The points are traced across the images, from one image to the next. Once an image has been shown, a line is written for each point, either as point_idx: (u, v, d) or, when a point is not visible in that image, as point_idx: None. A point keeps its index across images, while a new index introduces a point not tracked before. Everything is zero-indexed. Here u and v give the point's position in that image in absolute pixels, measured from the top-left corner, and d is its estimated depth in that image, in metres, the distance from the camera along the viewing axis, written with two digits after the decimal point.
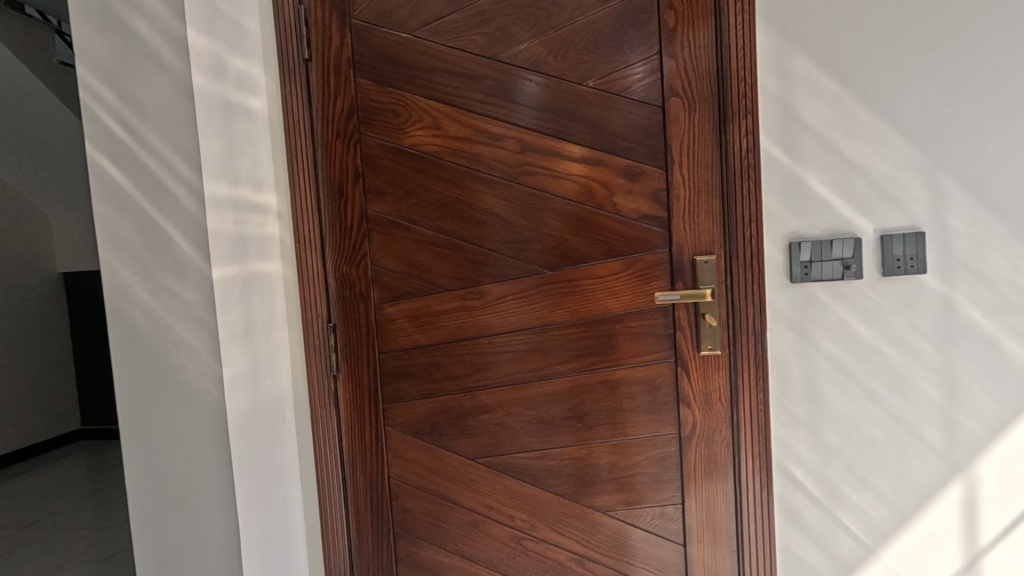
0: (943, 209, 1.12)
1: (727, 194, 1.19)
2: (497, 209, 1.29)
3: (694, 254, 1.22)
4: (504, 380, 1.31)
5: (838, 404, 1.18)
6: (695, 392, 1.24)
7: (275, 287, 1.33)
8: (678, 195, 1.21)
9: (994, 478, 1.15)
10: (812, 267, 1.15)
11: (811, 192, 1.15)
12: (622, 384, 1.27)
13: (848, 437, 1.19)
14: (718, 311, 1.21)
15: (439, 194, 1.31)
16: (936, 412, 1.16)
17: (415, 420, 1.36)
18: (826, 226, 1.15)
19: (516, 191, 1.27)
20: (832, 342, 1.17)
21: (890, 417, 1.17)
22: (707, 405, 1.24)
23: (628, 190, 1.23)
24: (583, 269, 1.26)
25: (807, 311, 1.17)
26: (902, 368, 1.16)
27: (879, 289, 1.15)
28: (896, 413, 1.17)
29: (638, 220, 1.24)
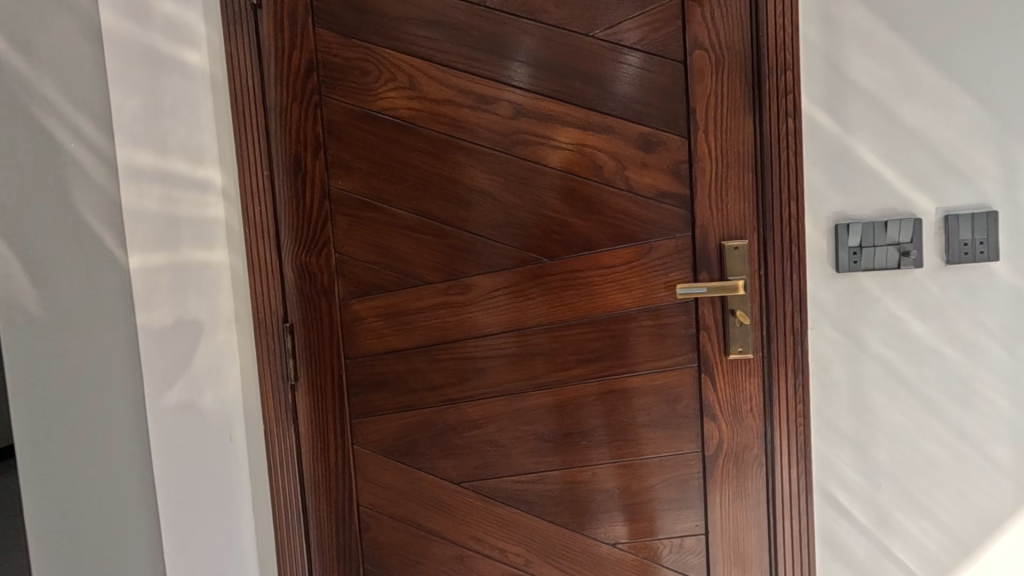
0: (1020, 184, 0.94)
1: (760, 167, 1.00)
2: (486, 186, 1.08)
3: (722, 240, 1.02)
4: (495, 390, 1.10)
5: (890, 415, 1.00)
6: (721, 404, 1.05)
7: (218, 281, 1.10)
8: (703, 169, 1.01)
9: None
10: (862, 253, 0.97)
11: (863, 165, 0.96)
12: (636, 394, 1.07)
13: (901, 454, 1.00)
14: (751, 307, 1.02)
15: (416, 168, 1.09)
16: (1006, 424, 0.98)
17: (388, 439, 1.14)
18: (879, 205, 0.97)
19: (510, 165, 1.07)
20: (884, 343, 0.99)
21: (953, 433, 0.98)
22: (737, 418, 1.05)
23: (643, 163, 1.03)
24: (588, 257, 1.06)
25: (854, 307, 0.99)
26: (967, 374, 0.98)
27: (941, 281, 0.96)
28: (960, 427, 0.99)
29: (655, 199, 1.04)
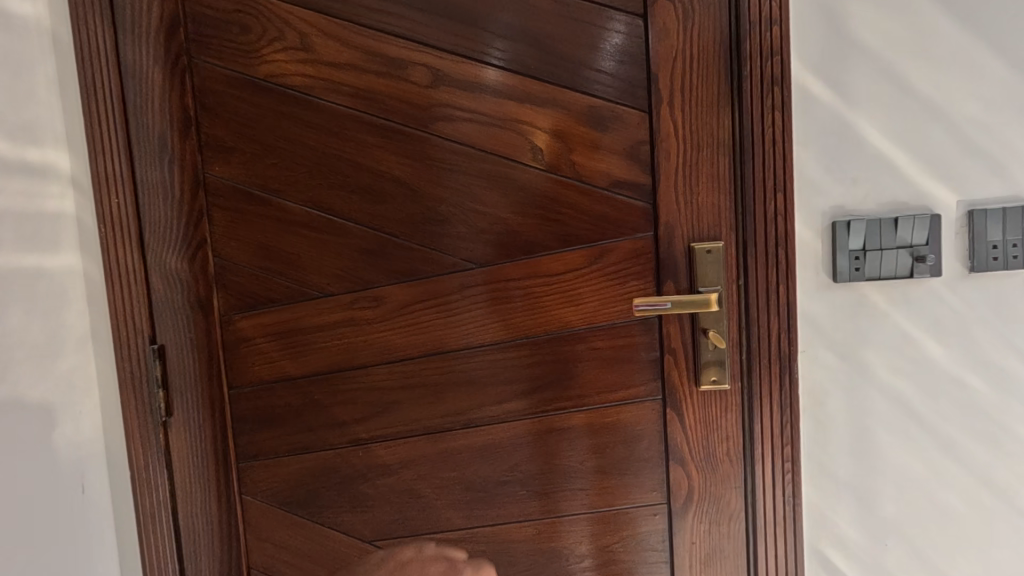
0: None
1: (739, 150, 0.79)
2: (399, 173, 0.86)
3: (691, 242, 0.82)
4: (415, 427, 0.89)
5: (898, 459, 0.80)
6: (691, 445, 0.85)
7: (67, 291, 0.86)
8: (668, 152, 0.80)
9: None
10: (866, 258, 0.77)
11: (868, 146, 0.77)
12: (587, 433, 0.87)
13: (912, 508, 0.80)
14: (727, 325, 0.82)
15: (313, 151, 0.87)
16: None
17: (285, 487, 0.93)
18: (887, 197, 0.77)
19: (428, 147, 0.85)
20: (892, 371, 0.79)
21: (977, 482, 0.79)
22: (712, 463, 0.85)
23: (593, 145, 0.82)
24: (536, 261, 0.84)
25: (856, 326, 0.79)
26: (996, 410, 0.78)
27: (963, 293, 0.77)
28: (987, 476, 0.79)
29: (609, 190, 0.82)
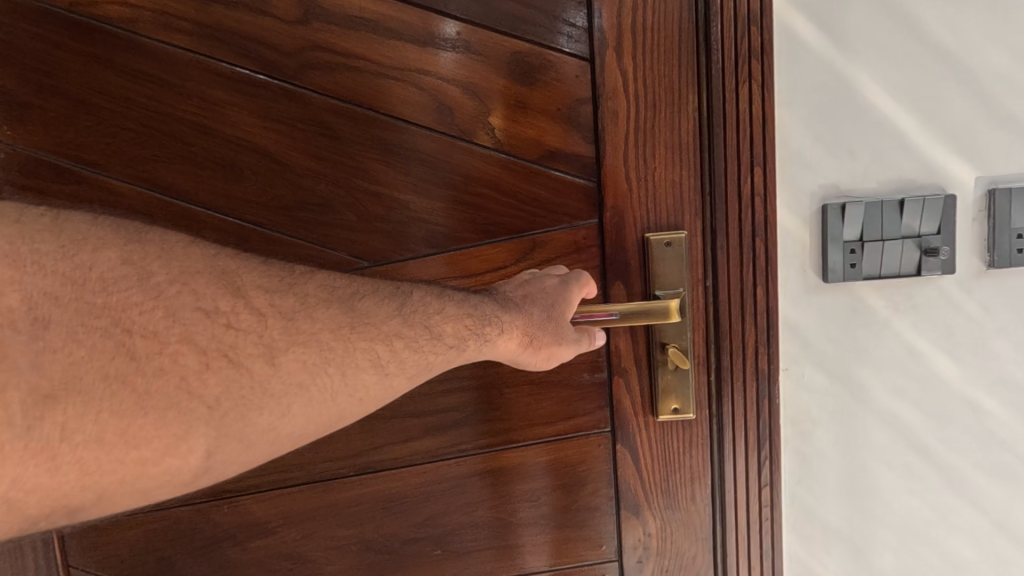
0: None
1: (705, 111, 0.61)
2: (262, 142, 0.64)
3: (646, 232, 0.63)
4: (297, 474, 0.69)
5: (898, 499, 0.65)
6: (647, 488, 0.68)
7: None
8: (616, 113, 0.61)
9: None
10: (862, 252, 0.60)
11: (869, 107, 0.59)
12: (518, 477, 0.69)
13: (912, 556, 0.65)
14: (692, 339, 0.64)
15: (142, 109, 0.64)
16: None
17: (128, 559, 0.71)
18: (889, 174, 0.60)
19: (300, 106, 0.63)
20: (893, 392, 0.63)
21: (989, 525, 0.64)
22: (673, 509, 0.68)
23: (519, 104, 0.62)
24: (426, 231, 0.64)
25: (850, 337, 0.62)
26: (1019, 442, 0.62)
27: (979, 296, 0.61)
28: (1004, 521, 0.64)
29: (541, 164, 0.63)
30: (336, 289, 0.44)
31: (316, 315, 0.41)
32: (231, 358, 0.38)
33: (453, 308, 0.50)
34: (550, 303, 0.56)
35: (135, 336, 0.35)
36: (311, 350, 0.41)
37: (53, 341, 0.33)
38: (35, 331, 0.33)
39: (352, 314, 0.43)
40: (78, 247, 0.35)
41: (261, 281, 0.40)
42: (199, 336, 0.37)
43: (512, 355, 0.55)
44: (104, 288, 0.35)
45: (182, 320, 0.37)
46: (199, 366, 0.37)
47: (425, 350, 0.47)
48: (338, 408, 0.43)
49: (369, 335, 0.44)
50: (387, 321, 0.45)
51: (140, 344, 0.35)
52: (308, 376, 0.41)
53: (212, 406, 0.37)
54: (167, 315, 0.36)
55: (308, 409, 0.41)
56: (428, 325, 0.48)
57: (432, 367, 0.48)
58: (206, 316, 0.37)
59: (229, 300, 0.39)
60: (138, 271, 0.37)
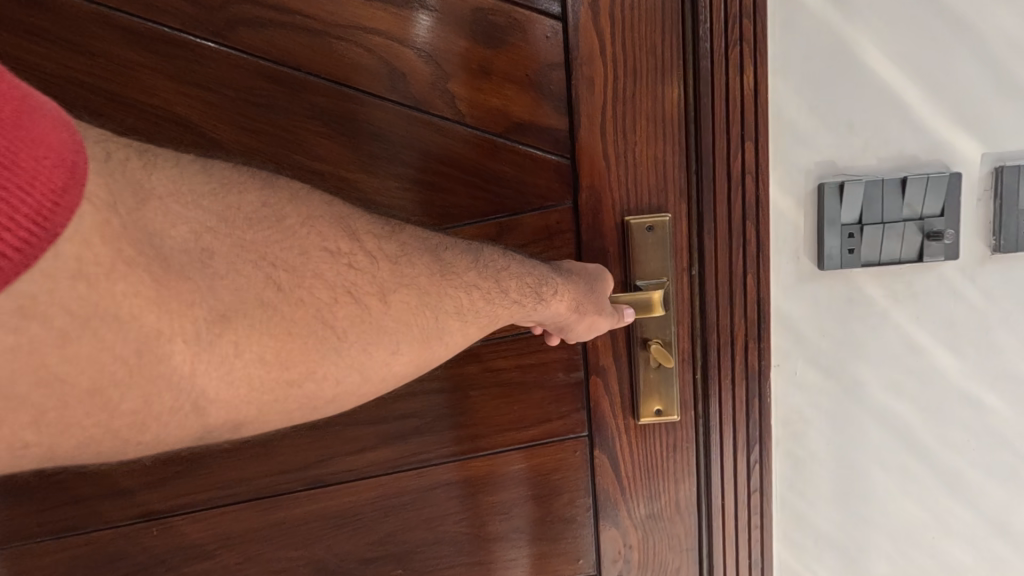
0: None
1: (690, 78, 0.54)
2: (183, 112, 0.55)
3: (625, 215, 0.57)
4: (237, 491, 0.61)
5: (894, 504, 0.60)
6: (629, 496, 0.62)
7: None
8: (591, 80, 0.54)
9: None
10: (860, 235, 0.55)
11: (870, 74, 0.53)
12: (487, 489, 0.62)
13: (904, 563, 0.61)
14: (676, 334, 0.58)
15: (32, 70, 0.54)
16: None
17: None
18: (891, 150, 0.55)
19: (226, 69, 0.54)
20: (890, 389, 0.58)
21: (985, 529, 0.60)
22: (655, 518, 0.63)
23: (482, 69, 0.54)
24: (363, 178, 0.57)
25: (845, 330, 0.57)
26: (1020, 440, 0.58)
27: (983, 283, 0.56)
28: (1002, 523, 0.60)
29: (508, 139, 0.56)
30: (426, 238, 0.39)
31: (421, 260, 0.38)
32: (356, 297, 0.34)
33: (506, 264, 0.45)
34: (587, 277, 0.52)
35: (278, 269, 0.32)
36: (420, 296, 0.37)
37: (220, 267, 0.30)
38: (201, 258, 0.30)
39: (439, 265, 0.39)
40: (226, 188, 0.32)
41: (372, 225, 0.36)
42: (329, 272, 0.33)
43: (563, 322, 0.51)
44: (249, 228, 0.31)
45: (313, 261, 0.33)
46: (330, 300, 0.33)
47: (497, 308, 0.43)
48: (433, 353, 0.39)
49: (456, 285, 0.40)
50: (467, 272, 0.41)
51: (284, 276, 0.32)
52: (420, 317, 0.37)
53: (341, 339, 0.34)
54: (302, 251, 0.33)
55: (413, 350, 0.37)
56: (499, 282, 0.43)
57: (497, 323, 0.44)
58: (330, 257, 0.34)
59: (347, 243, 0.35)
60: (277, 212, 0.33)
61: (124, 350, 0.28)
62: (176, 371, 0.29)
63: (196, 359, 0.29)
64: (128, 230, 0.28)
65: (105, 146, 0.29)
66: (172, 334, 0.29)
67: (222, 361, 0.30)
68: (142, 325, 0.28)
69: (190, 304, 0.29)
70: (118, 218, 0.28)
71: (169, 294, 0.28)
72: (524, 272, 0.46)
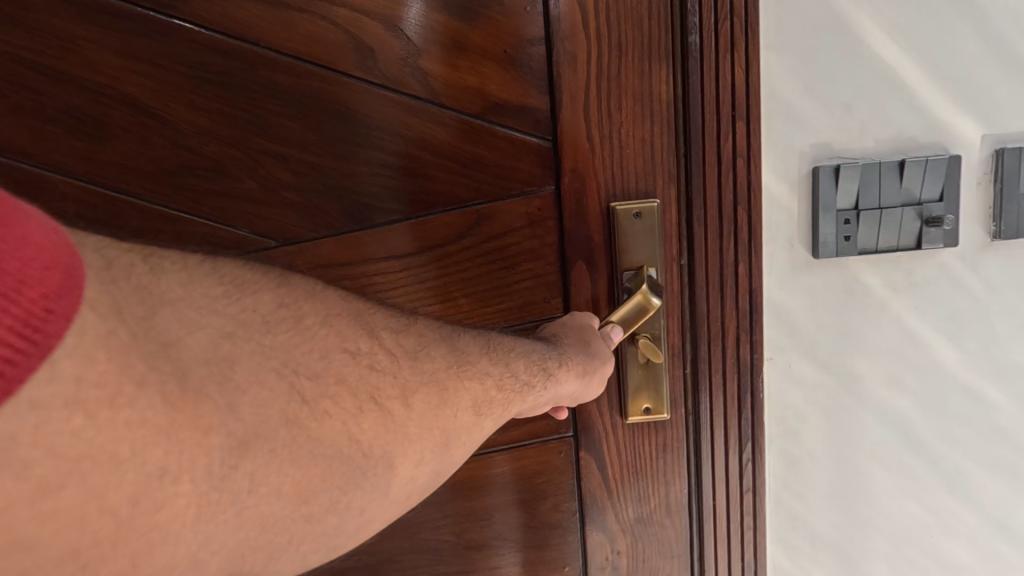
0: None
1: (676, 56, 0.51)
2: (134, 91, 0.51)
3: (610, 202, 0.53)
4: None
5: (890, 503, 0.58)
6: (616, 498, 0.59)
7: None
8: (574, 56, 0.50)
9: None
10: (857, 222, 0.52)
11: (866, 49, 0.50)
12: (465, 494, 0.59)
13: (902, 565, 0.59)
14: (666, 327, 0.55)
15: None
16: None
17: None
18: (890, 130, 0.52)
19: (179, 44, 0.50)
20: (889, 384, 0.56)
21: (984, 526, 0.58)
22: (643, 522, 0.60)
23: (456, 44, 0.51)
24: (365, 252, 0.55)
25: (842, 323, 0.54)
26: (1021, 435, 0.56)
27: (983, 272, 0.54)
28: (1002, 522, 0.58)
29: (485, 120, 0.52)
30: (438, 325, 0.38)
31: (439, 352, 0.36)
32: (378, 401, 0.32)
33: (509, 347, 0.42)
34: (580, 328, 0.50)
35: (301, 376, 0.29)
36: (439, 391, 0.35)
37: (238, 383, 0.27)
38: (221, 373, 0.26)
39: (455, 357, 0.37)
40: (240, 289, 0.29)
41: (389, 319, 0.35)
42: (352, 375, 0.31)
43: (575, 391, 0.48)
44: (265, 330, 0.29)
45: (334, 365, 0.30)
46: (354, 409, 0.31)
47: (507, 397, 0.40)
48: (452, 454, 0.36)
49: (473, 375, 0.38)
50: (479, 359, 0.39)
51: (307, 387, 0.29)
52: (442, 416, 0.35)
53: (366, 454, 0.31)
54: (323, 352, 0.30)
55: (433, 452, 0.35)
56: (509, 366, 0.41)
57: (509, 413, 0.41)
58: (352, 359, 0.31)
59: (366, 339, 0.32)
60: (296, 311, 0.30)
61: (119, 494, 0.23)
62: (177, 515, 0.25)
63: (206, 500, 0.25)
64: (138, 339, 0.24)
65: (105, 252, 0.26)
66: (179, 470, 0.24)
67: (237, 497, 0.26)
68: (144, 462, 0.24)
69: (204, 430, 0.25)
70: (128, 329, 0.24)
71: (187, 421, 0.25)
72: (526, 351, 0.44)
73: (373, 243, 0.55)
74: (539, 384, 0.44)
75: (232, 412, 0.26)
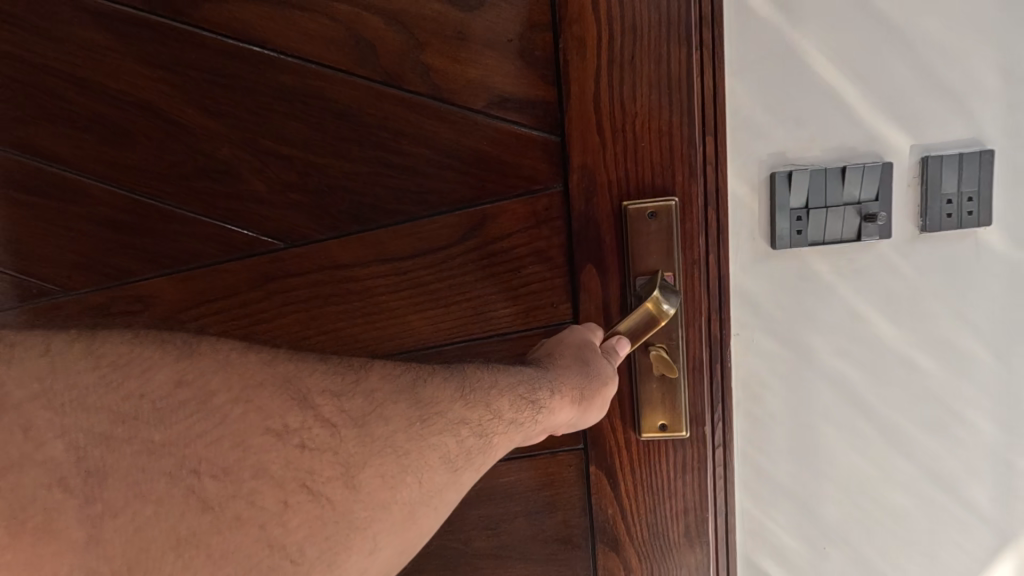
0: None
1: (688, 63, 0.52)
2: (160, 101, 0.56)
3: (625, 203, 0.55)
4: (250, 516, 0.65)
5: (845, 452, 0.66)
6: (629, 509, 0.64)
7: None
8: (585, 62, 0.52)
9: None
10: (808, 219, 0.60)
11: (821, 76, 0.58)
12: (474, 496, 0.65)
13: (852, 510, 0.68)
14: (682, 335, 0.58)
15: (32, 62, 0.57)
16: (985, 451, 0.67)
17: None
18: (834, 136, 0.60)
19: (202, 53, 0.55)
20: (840, 354, 0.64)
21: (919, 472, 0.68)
22: (646, 529, 0.64)
23: (458, 34, 0.53)
24: (360, 268, 0.58)
25: (800, 303, 0.62)
26: (945, 392, 0.66)
27: (915, 258, 0.63)
28: (931, 466, 0.68)
29: (494, 117, 0.54)
30: (405, 377, 0.39)
31: (404, 412, 0.37)
32: (310, 489, 0.32)
33: (482, 389, 0.42)
34: (582, 354, 0.50)
35: (202, 477, 0.30)
36: (395, 458, 0.35)
37: (113, 503, 0.28)
38: (88, 492, 0.28)
39: (422, 408, 0.38)
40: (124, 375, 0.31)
41: (326, 383, 0.36)
42: (274, 464, 0.32)
43: (569, 421, 0.49)
44: (161, 421, 0.31)
45: (254, 452, 0.32)
46: (279, 506, 0.31)
47: (492, 440, 0.41)
48: (420, 525, 0.36)
49: (442, 428, 0.38)
50: (452, 407, 0.40)
51: (211, 491, 0.30)
52: (401, 486, 0.35)
53: (296, 558, 0.31)
54: (235, 444, 0.32)
55: (392, 534, 0.34)
56: (490, 407, 0.42)
57: (500, 451, 0.42)
58: (280, 440, 0.33)
59: (297, 416, 0.34)
60: (198, 391, 0.32)
61: None
62: None
63: None
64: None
65: None
66: (164, 510, 0.29)
67: None
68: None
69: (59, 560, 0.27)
70: None
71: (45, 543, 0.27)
72: (506, 388, 0.44)
73: (372, 241, 0.57)
74: (528, 417, 0.44)
75: (95, 518, 0.28)
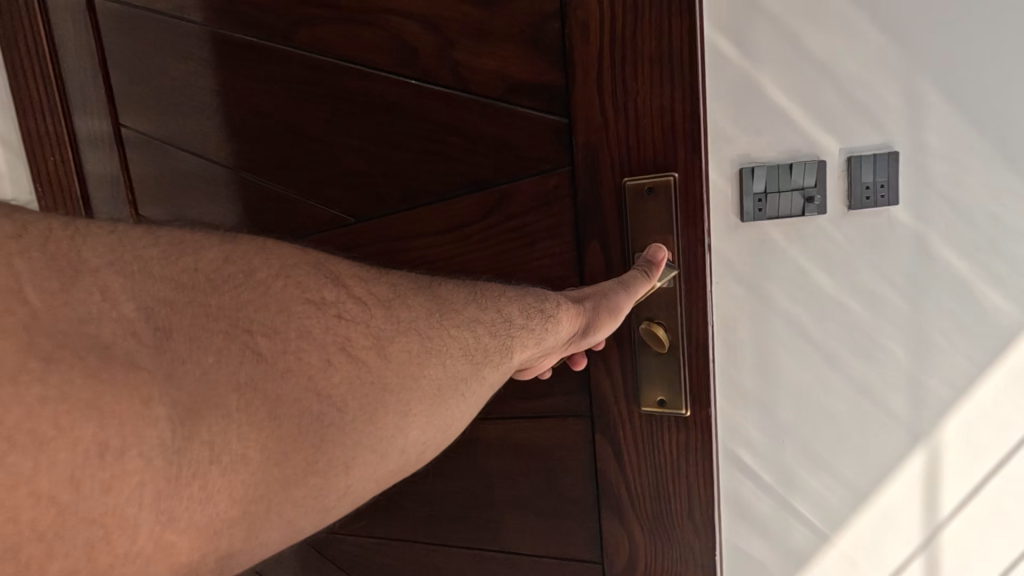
0: (995, 103, 0.61)
1: (683, 40, 0.52)
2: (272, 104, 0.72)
3: (627, 180, 0.57)
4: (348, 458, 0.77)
5: (798, 393, 0.69)
6: (634, 486, 0.63)
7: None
8: (586, 50, 0.55)
9: (969, 463, 0.67)
10: (767, 200, 0.65)
11: (766, 88, 0.63)
12: (490, 450, 0.71)
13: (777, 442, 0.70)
14: (683, 314, 0.58)
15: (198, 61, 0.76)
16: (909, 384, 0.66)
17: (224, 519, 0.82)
18: (825, 123, 0.63)
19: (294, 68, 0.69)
20: (817, 317, 0.67)
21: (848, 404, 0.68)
22: (652, 502, 0.62)
23: (479, 32, 0.58)
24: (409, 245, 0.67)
25: (766, 267, 0.67)
26: (931, 364, 0.66)
27: (864, 235, 0.65)
28: (919, 437, 0.67)
29: (509, 106, 0.59)
30: (419, 278, 0.39)
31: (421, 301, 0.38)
32: (349, 351, 0.32)
33: (473, 292, 0.42)
34: (607, 288, 0.52)
35: (255, 335, 0.29)
36: (418, 337, 0.36)
37: (179, 350, 0.27)
38: (156, 340, 0.26)
39: (438, 305, 0.39)
40: (181, 247, 0.30)
41: (359, 270, 0.36)
42: (315, 328, 0.31)
43: (567, 346, 0.50)
44: (212, 284, 0.29)
45: (296, 318, 0.31)
46: (321, 364, 0.31)
47: (513, 348, 0.43)
48: (452, 410, 0.37)
49: (460, 324, 0.39)
50: (467, 307, 0.41)
51: (265, 345, 0.29)
52: (427, 366, 0.36)
53: (342, 406, 0.31)
54: (280, 309, 0.31)
55: (424, 407, 0.35)
56: (501, 312, 0.43)
57: (514, 358, 0.43)
58: (318, 309, 0.32)
59: (332, 290, 0.33)
60: (245, 266, 0.31)
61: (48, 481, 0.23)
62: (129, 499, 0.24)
63: (162, 473, 0.25)
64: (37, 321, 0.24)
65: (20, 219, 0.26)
66: (127, 431, 0.24)
67: (198, 468, 0.26)
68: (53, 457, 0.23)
69: (145, 394, 0.25)
70: (30, 308, 0.24)
71: (99, 401, 0.24)
72: (507, 293, 0.45)
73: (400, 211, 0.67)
74: (539, 323, 0.45)
75: (167, 358, 0.26)
